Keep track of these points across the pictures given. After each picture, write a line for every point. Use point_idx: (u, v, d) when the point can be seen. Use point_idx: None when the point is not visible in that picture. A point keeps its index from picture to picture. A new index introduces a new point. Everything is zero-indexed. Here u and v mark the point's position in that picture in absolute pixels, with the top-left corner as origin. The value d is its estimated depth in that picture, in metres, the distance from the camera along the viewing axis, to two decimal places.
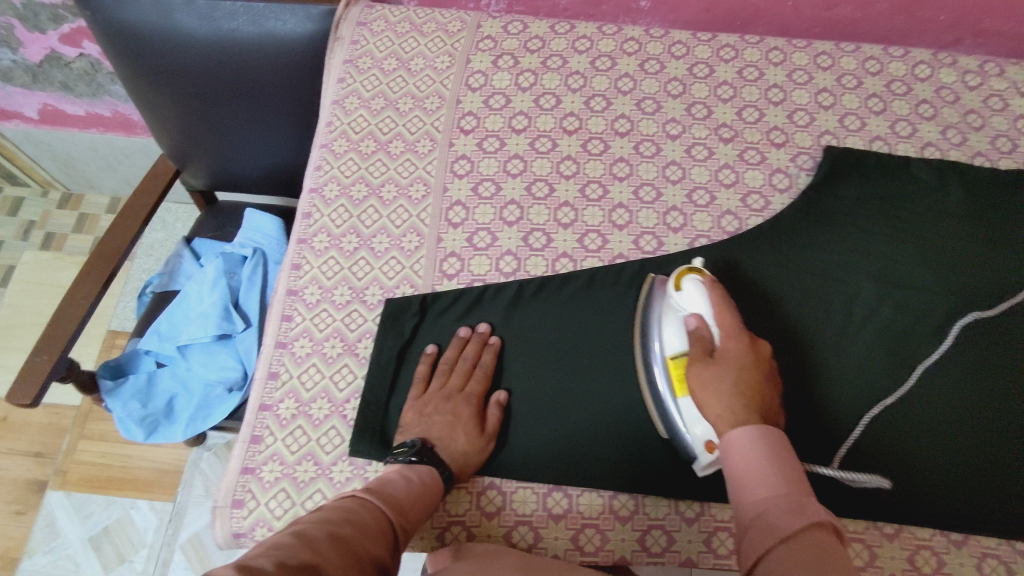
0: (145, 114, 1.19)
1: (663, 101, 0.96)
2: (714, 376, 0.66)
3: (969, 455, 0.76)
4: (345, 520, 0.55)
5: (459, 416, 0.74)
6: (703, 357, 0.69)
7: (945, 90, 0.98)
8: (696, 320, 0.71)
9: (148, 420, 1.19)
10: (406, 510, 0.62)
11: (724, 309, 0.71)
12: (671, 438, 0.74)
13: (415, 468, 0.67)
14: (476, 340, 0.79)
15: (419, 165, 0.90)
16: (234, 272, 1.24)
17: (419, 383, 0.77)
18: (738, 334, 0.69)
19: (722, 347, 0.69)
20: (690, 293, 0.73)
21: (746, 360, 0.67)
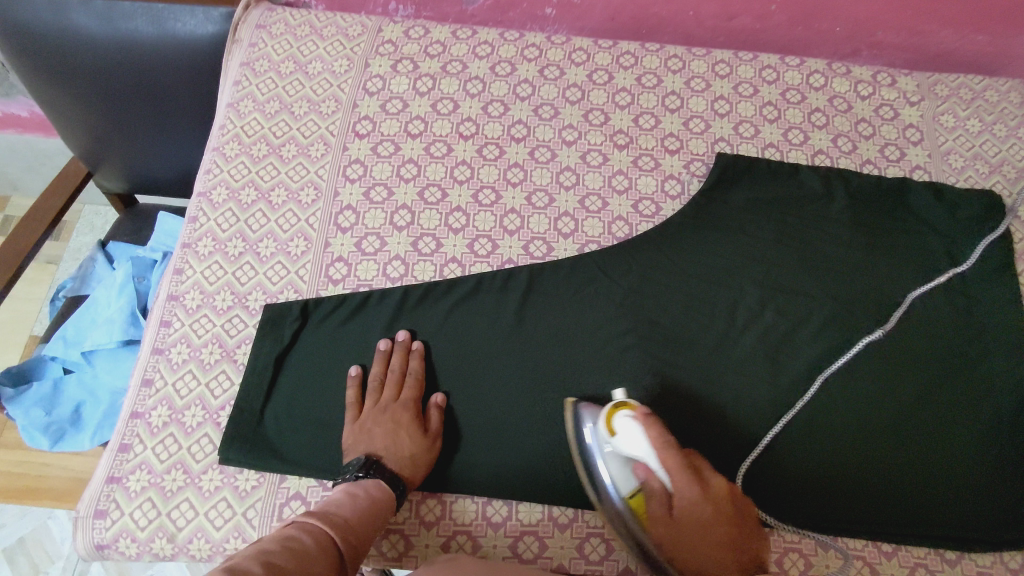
0: (50, 118, 1.16)
1: (561, 107, 0.96)
2: (684, 543, 0.62)
3: (841, 457, 0.77)
4: (284, 547, 0.54)
5: (400, 423, 0.74)
6: (668, 517, 0.63)
7: (838, 99, 1.00)
8: (645, 471, 0.64)
9: (52, 429, 1.17)
10: (350, 528, 0.61)
11: (670, 454, 0.64)
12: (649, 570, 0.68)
13: (362, 484, 0.67)
14: (399, 348, 0.79)
15: (311, 169, 0.90)
16: (143, 277, 1.22)
17: (352, 406, 0.76)
18: (689, 484, 0.63)
19: (678, 506, 0.63)
20: (628, 434, 0.66)
21: (706, 513, 0.62)
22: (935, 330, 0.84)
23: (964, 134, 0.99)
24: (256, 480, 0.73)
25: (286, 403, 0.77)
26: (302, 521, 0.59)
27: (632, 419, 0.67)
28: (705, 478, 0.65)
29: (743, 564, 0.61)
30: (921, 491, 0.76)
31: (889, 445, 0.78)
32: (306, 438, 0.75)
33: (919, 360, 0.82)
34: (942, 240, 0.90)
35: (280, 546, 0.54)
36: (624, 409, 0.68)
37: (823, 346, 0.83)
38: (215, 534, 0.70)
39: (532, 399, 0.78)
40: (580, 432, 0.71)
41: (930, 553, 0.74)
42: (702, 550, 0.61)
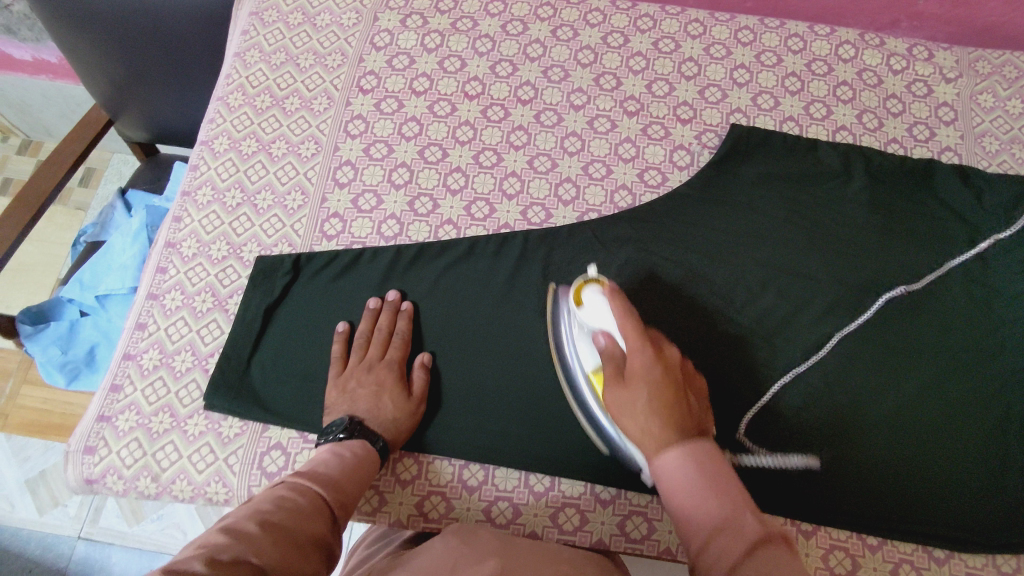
0: (71, 63, 1.18)
1: (571, 70, 0.93)
2: (627, 402, 0.60)
3: (833, 445, 0.74)
4: (279, 506, 0.54)
5: (383, 385, 0.73)
6: (616, 377, 0.62)
7: (868, 73, 0.94)
8: (605, 337, 0.66)
9: (68, 367, 1.21)
10: (341, 486, 0.62)
11: (627, 317, 0.65)
12: (613, 451, 0.72)
13: (347, 443, 0.67)
14: (388, 308, 0.78)
15: (312, 123, 0.89)
16: (157, 226, 1.24)
17: (337, 360, 0.76)
18: (643, 346, 0.62)
19: (630, 365, 0.62)
20: (593, 305, 0.70)
21: (658, 377, 0.60)
22: (948, 322, 0.80)
23: (1003, 116, 0.92)
24: (239, 427, 0.74)
25: (273, 354, 0.78)
26: (293, 480, 0.59)
27: (599, 292, 0.70)
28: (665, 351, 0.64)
29: (683, 424, 0.58)
30: (915, 485, 0.73)
31: (886, 438, 0.75)
32: (290, 390, 0.76)
33: (926, 349, 0.79)
34: (966, 228, 0.85)
35: (275, 506, 0.53)
36: (593, 284, 0.72)
37: (824, 330, 0.80)
38: (197, 477, 0.72)
39: (517, 366, 0.77)
40: (559, 329, 0.77)
41: (918, 550, 0.71)
42: (644, 412, 0.58)
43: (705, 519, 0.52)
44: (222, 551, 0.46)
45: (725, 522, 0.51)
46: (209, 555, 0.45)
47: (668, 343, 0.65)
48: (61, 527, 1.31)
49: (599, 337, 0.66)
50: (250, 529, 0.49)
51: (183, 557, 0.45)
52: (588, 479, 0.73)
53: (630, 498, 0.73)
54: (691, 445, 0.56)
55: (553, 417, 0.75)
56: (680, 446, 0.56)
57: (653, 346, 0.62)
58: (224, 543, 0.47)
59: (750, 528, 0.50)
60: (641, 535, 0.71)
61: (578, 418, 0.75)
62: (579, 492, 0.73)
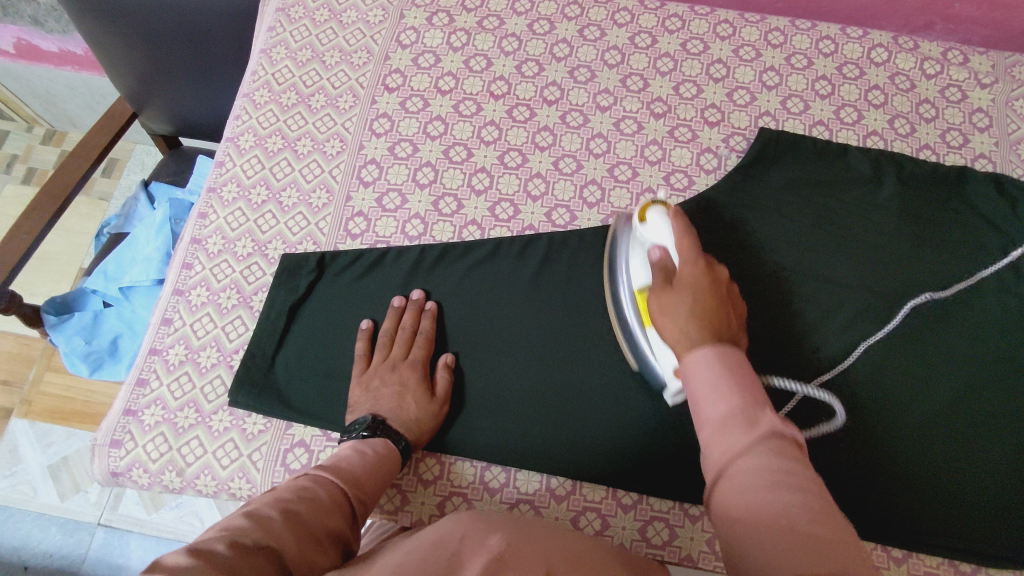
0: (97, 55, 1.18)
1: (598, 70, 0.92)
2: (673, 302, 0.61)
3: (859, 456, 0.74)
4: (301, 497, 0.54)
5: (406, 385, 0.73)
6: (662, 284, 0.64)
7: (900, 77, 0.92)
8: (660, 251, 0.66)
9: (92, 357, 1.23)
10: (364, 483, 0.61)
11: (686, 237, 0.67)
12: (643, 369, 0.74)
13: (369, 441, 0.66)
14: (412, 307, 0.78)
15: (338, 121, 0.89)
16: (180, 218, 1.24)
17: (361, 359, 0.76)
18: (695, 262, 0.64)
19: (679, 273, 0.64)
20: (655, 224, 0.70)
21: (704, 287, 0.62)
22: (979, 332, 0.79)
23: None
24: (263, 424, 0.75)
25: (297, 352, 0.78)
26: (318, 472, 0.59)
27: (664, 213, 0.70)
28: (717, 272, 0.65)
29: (721, 332, 0.58)
30: (942, 498, 0.72)
31: (914, 449, 0.74)
32: (314, 389, 0.76)
33: (956, 360, 0.77)
34: (1000, 237, 0.83)
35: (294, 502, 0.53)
36: (660, 206, 0.72)
37: (851, 338, 0.79)
38: (221, 473, 0.72)
39: (540, 369, 0.77)
40: (615, 248, 0.77)
41: (942, 564, 0.71)
42: (686, 314, 0.60)
43: (715, 414, 0.52)
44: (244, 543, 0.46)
45: (731, 416, 0.50)
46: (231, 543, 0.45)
47: (721, 267, 0.67)
48: (83, 514, 1.33)
49: (654, 249, 0.67)
50: (269, 522, 0.49)
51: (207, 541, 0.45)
52: (610, 484, 0.73)
53: (652, 504, 0.72)
54: (717, 348, 0.55)
55: (576, 420, 0.75)
56: (709, 348, 0.55)
57: (705, 261, 0.65)
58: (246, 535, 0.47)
59: (764, 424, 0.49)
60: (662, 541, 0.71)
61: (600, 423, 0.75)
62: (600, 496, 0.73)
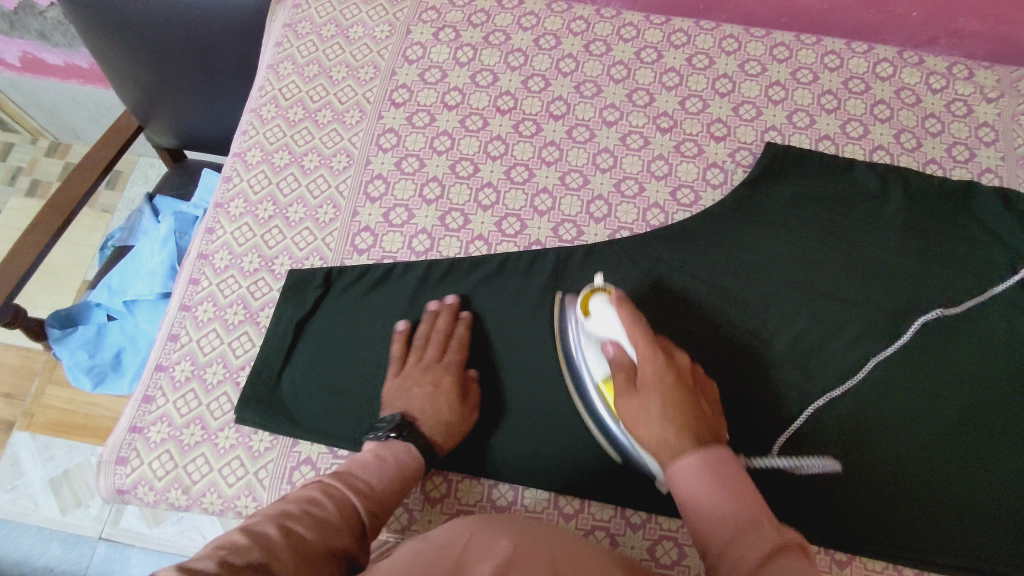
0: (104, 69, 1.19)
1: (604, 85, 0.93)
2: (640, 408, 0.62)
3: (870, 473, 0.73)
4: (307, 511, 0.53)
5: (439, 387, 0.73)
6: (627, 387, 0.64)
7: (906, 91, 0.92)
8: (614, 346, 0.69)
9: (95, 371, 1.22)
10: (376, 494, 0.60)
11: (636, 325, 0.68)
12: (626, 459, 0.72)
13: (391, 446, 0.65)
14: (447, 311, 0.78)
15: (345, 136, 0.89)
16: (185, 232, 1.24)
17: (397, 360, 0.76)
18: (652, 353, 0.65)
19: (641, 373, 0.64)
20: (600, 315, 0.71)
21: (668, 381, 0.63)
22: (987, 347, 0.78)
23: None
24: (269, 441, 0.74)
25: (303, 368, 0.77)
26: (326, 482, 0.59)
27: (607, 300, 0.72)
28: (675, 359, 0.66)
29: (701, 432, 0.59)
30: (955, 517, 0.71)
31: (923, 466, 0.73)
32: (320, 405, 0.76)
33: (966, 377, 0.77)
34: (1007, 252, 0.83)
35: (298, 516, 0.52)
36: (601, 292, 0.73)
37: (859, 354, 0.78)
38: (227, 491, 0.72)
39: (547, 388, 0.76)
40: (565, 338, 0.77)
41: None
42: (658, 416, 0.60)
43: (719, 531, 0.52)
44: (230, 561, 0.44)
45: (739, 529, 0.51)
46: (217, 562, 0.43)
47: (675, 350, 0.68)
48: (83, 528, 1.32)
49: (608, 346, 0.69)
50: (268, 538, 0.48)
51: (199, 558, 0.44)
52: (618, 503, 0.72)
53: (662, 523, 0.72)
54: (705, 451, 0.56)
55: (584, 438, 0.74)
56: (697, 453, 0.56)
57: (662, 352, 0.65)
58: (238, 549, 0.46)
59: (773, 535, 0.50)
60: (671, 561, 0.70)
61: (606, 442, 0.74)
62: (609, 515, 0.72)
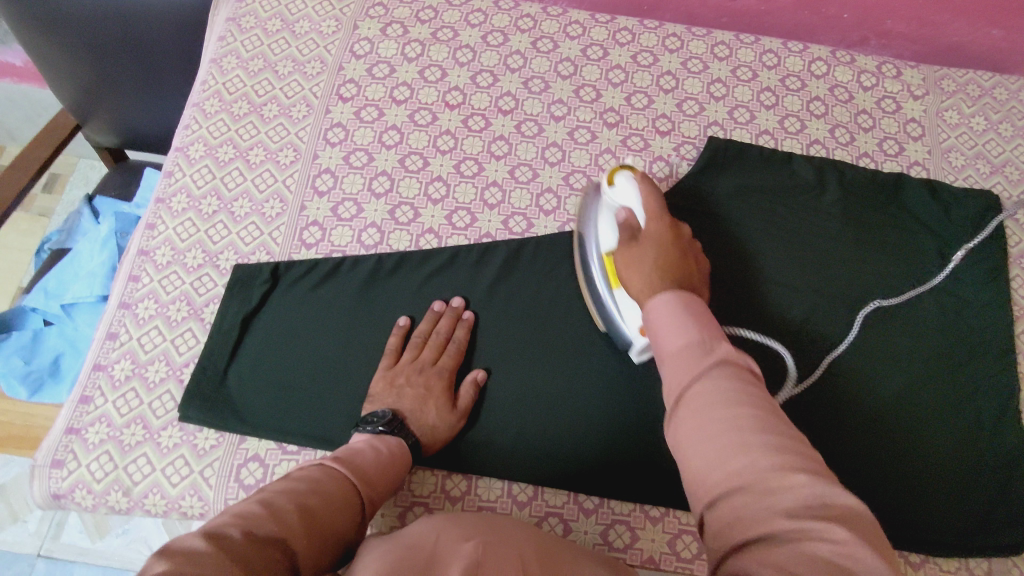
0: (38, 66, 1.15)
1: (551, 81, 0.94)
2: (638, 256, 0.66)
3: (814, 453, 0.76)
4: (314, 490, 0.55)
5: (430, 390, 0.73)
6: (629, 241, 0.68)
7: (839, 89, 0.97)
8: (626, 211, 0.70)
9: (31, 378, 1.18)
10: (375, 481, 0.61)
11: (652, 200, 0.70)
12: (608, 330, 0.77)
13: (384, 439, 0.66)
14: (450, 314, 0.79)
15: (291, 130, 0.88)
16: (127, 233, 1.20)
17: (391, 354, 0.76)
18: (659, 218, 0.69)
19: (645, 231, 0.68)
20: (623, 187, 0.72)
21: (666, 240, 0.67)
22: (921, 333, 0.82)
23: (968, 132, 0.96)
24: (215, 439, 0.72)
25: (251, 363, 0.76)
26: (331, 463, 0.59)
27: (631, 177, 0.73)
28: (679, 230, 0.70)
29: (682, 283, 0.64)
30: (895, 493, 0.74)
31: (863, 445, 0.76)
32: (266, 400, 0.74)
33: (899, 358, 0.81)
34: (936, 241, 0.87)
35: (293, 506, 0.51)
36: (626, 170, 0.74)
37: (800, 340, 0.81)
38: (171, 491, 0.70)
39: (500, 379, 0.77)
40: (584, 223, 0.77)
41: (895, 556, 0.72)
42: (649, 265, 0.65)
43: (673, 345, 0.55)
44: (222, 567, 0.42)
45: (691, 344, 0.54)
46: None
47: (683, 224, 0.72)
48: (20, 544, 1.27)
49: (621, 212, 0.70)
50: (263, 533, 0.48)
51: (219, 526, 0.47)
52: (571, 489, 0.73)
53: (613, 508, 0.73)
54: (676, 291, 0.59)
55: (537, 425, 0.75)
56: (672, 294, 0.59)
57: (669, 220, 0.69)
58: (209, 557, 0.42)
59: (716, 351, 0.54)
60: (623, 545, 0.71)
61: (559, 432, 0.75)
62: (562, 501, 0.73)
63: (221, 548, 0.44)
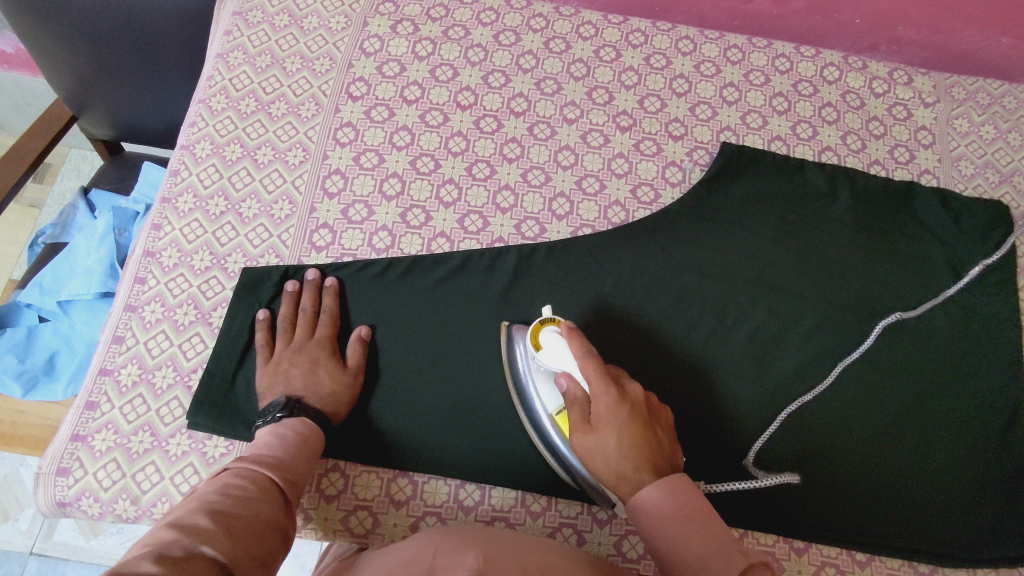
0: (32, 55, 1.12)
1: (564, 83, 0.93)
2: (596, 447, 0.59)
3: (824, 462, 0.76)
4: (224, 493, 0.53)
5: (317, 361, 0.73)
6: (580, 423, 0.61)
7: (851, 95, 0.96)
8: (566, 379, 0.64)
9: (25, 376, 1.15)
10: (285, 467, 0.60)
11: (588, 359, 0.64)
12: (583, 488, 0.70)
13: (286, 423, 0.65)
14: (308, 287, 0.78)
15: (300, 129, 0.86)
16: (124, 229, 1.18)
17: (263, 349, 0.74)
18: (606, 387, 0.61)
19: (595, 409, 0.61)
20: (551, 348, 0.67)
21: (623, 418, 0.60)
22: (935, 345, 0.82)
23: (978, 140, 0.96)
24: (225, 447, 0.71)
25: None
26: (233, 466, 0.57)
27: (557, 333, 0.68)
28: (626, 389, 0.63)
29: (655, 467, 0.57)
30: (904, 502, 0.75)
31: (873, 453, 0.77)
32: None
33: (911, 367, 0.81)
34: (946, 252, 0.87)
35: (203, 513, 0.49)
36: (550, 325, 0.69)
37: (811, 349, 0.81)
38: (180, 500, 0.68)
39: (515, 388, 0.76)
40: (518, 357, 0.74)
41: (904, 565, 0.73)
42: (615, 456, 0.58)
43: (687, 552, 0.54)
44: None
45: (710, 557, 0.53)
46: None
47: (631, 380, 0.64)
48: (12, 543, 1.26)
49: (559, 381, 0.64)
50: (184, 544, 0.45)
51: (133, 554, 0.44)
52: (585, 500, 0.72)
53: (628, 518, 0.72)
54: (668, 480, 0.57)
55: None
56: (659, 487, 0.57)
57: (616, 388, 0.62)
58: None
59: (738, 555, 0.53)
60: (638, 555, 0.71)
61: None
62: (576, 512, 0.73)
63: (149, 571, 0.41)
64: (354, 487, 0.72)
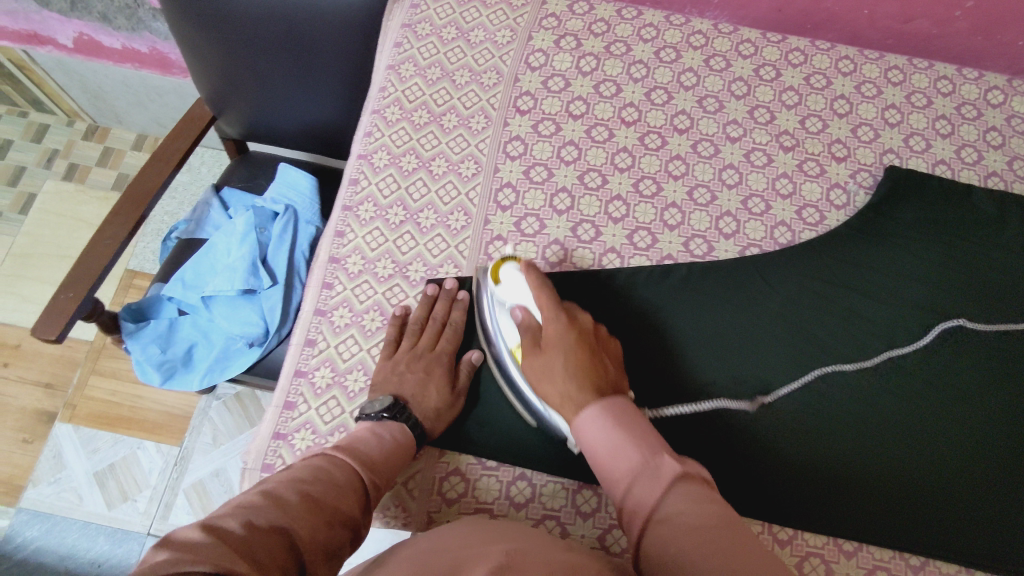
0: (187, 59, 1.16)
1: (726, 101, 0.93)
2: (544, 366, 0.68)
3: (989, 490, 0.74)
4: (316, 479, 0.55)
5: (432, 373, 0.74)
6: (533, 347, 0.70)
7: (1016, 119, 0.95)
8: (522, 310, 0.72)
9: (165, 365, 1.19)
10: (377, 466, 0.62)
11: (543, 289, 0.71)
12: (538, 424, 0.74)
13: (388, 426, 0.66)
14: (445, 297, 0.80)
15: (472, 142, 0.88)
16: (264, 228, 1.23)
17: (389, 343, 0.76)
18: (557, 314, 0.70)
19: (545, 333, 0.70)
20: (511, 283, 0.73)
21: (570, 341, 0.68)
22: None
23: None
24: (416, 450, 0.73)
25: None
26: (329, 453, 0.60)
27: (516, 270, 0.74)
28: (575, 316, 0.72)
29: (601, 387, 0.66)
30: None
31: None
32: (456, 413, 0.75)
33: None
34: None
35: (294, 494, 0.52)
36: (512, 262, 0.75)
37: (975, 377, 0.80)
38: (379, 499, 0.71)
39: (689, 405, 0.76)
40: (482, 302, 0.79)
41: None
42: (560, 374, 0.66)
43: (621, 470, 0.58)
44: (224, 557, 0.42)
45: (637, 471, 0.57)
46: (203, 568, 0.39)
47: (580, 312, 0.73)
48: (131, 523, 1.32)
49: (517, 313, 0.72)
50: (267, 523, 0.48)
51: (220, 520, 0.47)
52: (764, 518, 0.71)
53: (808, 539, 0.71)
54: (605, 404, 0.62)
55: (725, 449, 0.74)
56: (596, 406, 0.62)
57: (566, 314, 0.70)
58: (208, 549, 0.42)
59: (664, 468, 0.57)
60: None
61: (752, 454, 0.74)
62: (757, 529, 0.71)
63: (219, 540, 0.43)
64: (541, 496, 0.72)
